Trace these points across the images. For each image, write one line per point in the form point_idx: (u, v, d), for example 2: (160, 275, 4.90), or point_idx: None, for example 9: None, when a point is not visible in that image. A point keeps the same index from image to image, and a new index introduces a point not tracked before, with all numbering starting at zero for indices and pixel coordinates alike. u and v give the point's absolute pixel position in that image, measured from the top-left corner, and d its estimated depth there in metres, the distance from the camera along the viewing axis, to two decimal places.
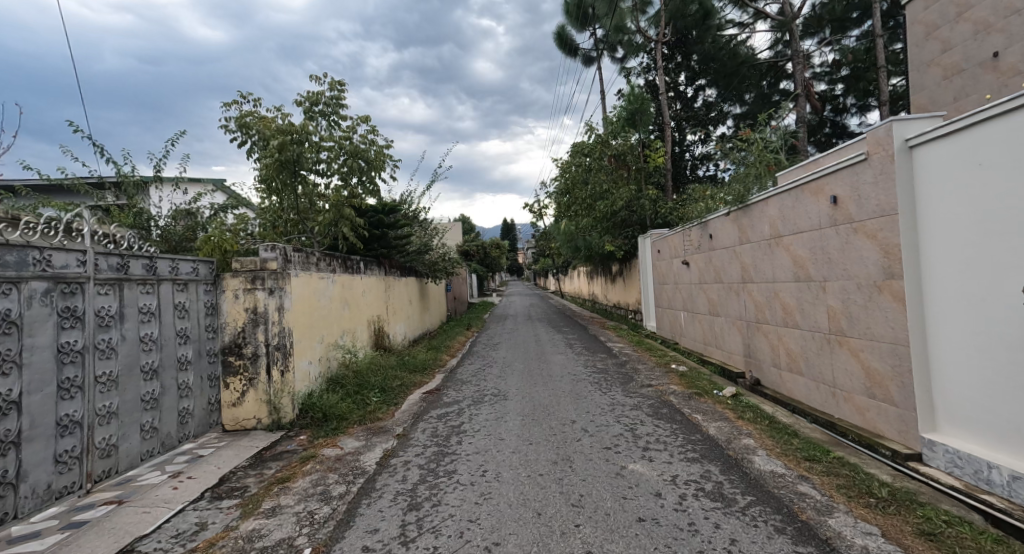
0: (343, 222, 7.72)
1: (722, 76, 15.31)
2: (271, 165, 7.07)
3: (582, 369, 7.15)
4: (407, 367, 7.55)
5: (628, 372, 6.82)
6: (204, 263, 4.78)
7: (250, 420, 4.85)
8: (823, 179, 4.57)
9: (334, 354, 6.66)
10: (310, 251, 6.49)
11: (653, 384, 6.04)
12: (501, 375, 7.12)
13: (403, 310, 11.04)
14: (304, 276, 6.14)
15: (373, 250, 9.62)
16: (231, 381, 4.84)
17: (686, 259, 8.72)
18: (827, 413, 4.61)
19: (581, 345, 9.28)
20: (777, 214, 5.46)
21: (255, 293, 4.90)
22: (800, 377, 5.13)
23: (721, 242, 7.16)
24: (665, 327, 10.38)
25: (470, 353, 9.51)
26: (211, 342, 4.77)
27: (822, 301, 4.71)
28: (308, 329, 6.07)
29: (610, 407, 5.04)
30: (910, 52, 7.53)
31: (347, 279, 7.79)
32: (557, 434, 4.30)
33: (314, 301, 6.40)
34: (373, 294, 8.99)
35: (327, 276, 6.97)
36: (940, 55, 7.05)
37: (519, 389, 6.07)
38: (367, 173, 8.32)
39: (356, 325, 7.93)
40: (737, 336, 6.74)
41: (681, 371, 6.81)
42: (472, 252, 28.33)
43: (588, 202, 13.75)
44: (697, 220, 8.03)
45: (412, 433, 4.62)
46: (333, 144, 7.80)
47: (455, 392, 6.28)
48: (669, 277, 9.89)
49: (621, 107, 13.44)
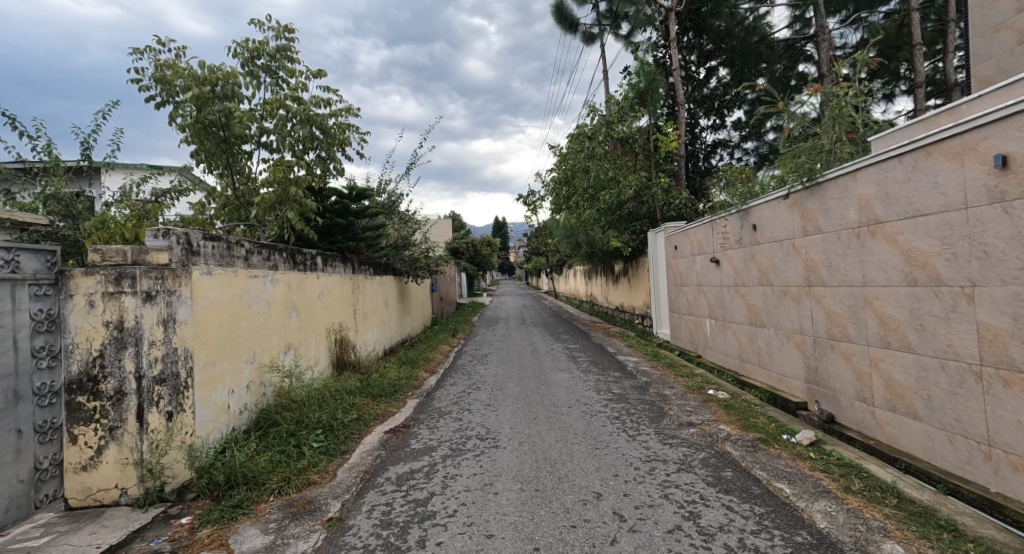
0: (291, 207, 6.12)
1: (737, 56, 13.79)
2: (193, 130, 5.49)
3: (594, 397, 5.60)
4: (370, 391, 5.97)
5: (657, 402, 5.27)
6: (37, 251, 3.17)
7: (110, 492, 3.24)
8: (974, 133, 3.04)
9: (271, 377, 5.11)
10: (237, 239, 4.88)
11: (696, 422, 4.50)
12: (490, 402, 5.55)
13: (377, 314, 9.44)
14: (222, 275, 4.53)
15: (335, 241, 8.04)
16: (81, 432, 3.23)
17: (717, 257, 7.22)
18: (977, 484, 3.09)
19: (588, 359, 7.77)
20: (873, 190, 3.91)
21: (121, 299, 3.30)
22: (911, 422, 3.62)
23: (770, 233, 5.65)
24: (683, 335, 8.88)
25: (452, 368, 7.88)
26: (47, 374, 3.18)
27: (963, 318, 3.19)
28: (224, 348, 4.47)
29: (647, 468, 3.49)
30: (972, 14, 5.93)
31: (296, 278, 6.19)
32: (577, 527, 2.74)
33: (240, 308, 4.81)
34: (334, 295, 7.37)
35: (263, 274, 5.37)
36: (1017, 15, 5.45)
37: (513, 430, 4.49)
38: (324, 147, 6.71)
39: (309, 335, 6.36)
40: (796, 356, 5.22)
41: (723, 400, 5.25)
42: (461, 248, 26.47)
43: (590, 193, 12.21)
44: (735, 208, 6.44)
45: (352, 518, 3.03)
46: (279, 106, 6.19)
47: (425, 431, 4.67)
48: (690, 278, 8.38)
49: (630, 84, 11.94)
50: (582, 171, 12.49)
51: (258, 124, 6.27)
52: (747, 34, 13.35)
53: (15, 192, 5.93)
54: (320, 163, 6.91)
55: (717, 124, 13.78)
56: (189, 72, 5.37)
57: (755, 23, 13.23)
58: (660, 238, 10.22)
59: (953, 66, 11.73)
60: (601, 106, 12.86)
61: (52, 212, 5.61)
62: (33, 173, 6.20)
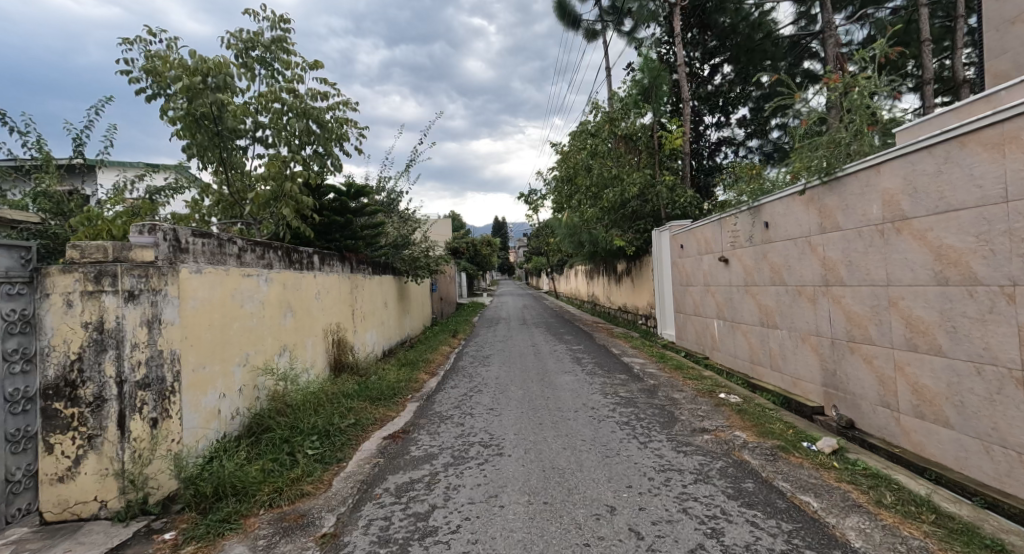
0: (287, 203, 5.89)
1: (742, 53, 13.58)
2: (185, 123, 5.29)
3: (601, 400, 5.39)
4: (369, 394, 5.77)
5: (667, 407, 5.07)
6: (10, 247, 2.98)
7: (88, 505, 3.03)
8: (1016, 122, 2.84)
9: (265, 381, 4.92)
10: (230, 237, 4.68)
11: (710, 428, 4.29)
12: (493, 406, 5.35)
13: (376, 314, 9.24)
14: (212, 274, 4.33)
15: (333, 239, 7.84)
16: (57, 441, 3.02)
17: (726, 256, 7.02)
18: (1017, 497, 2.89)
19: (593, 361, 7.58)
20: (898, 184, 3.70)
21: (100, 298, 3.10)
22: (941, 430, 3.41)
23: (784, 231, 5.44)
24: (689, 336, 8.69)
25: (453, 370, 7.67)
26: (21, 379, 2.98)
27: (1001, 319, 2.99)
28: (213, 350, 4.26)
29: (663, 479, 3.29)
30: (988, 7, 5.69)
31: (292, 277, 5.99)
32: (591, 545, 2.54)
33: (231, 309, 4.62)
34: (331, 295, 7.17)
35: (257, 273, 5.17)
36: None
37: (518, 436, 4.29)
38: (320, 142, 6.49)
39: (305, 337, 6.17)
40: (813, 359, 5.01)
41: (735, 405, 5.05)
42: (461, 248, 26.30)
43: (592, 191, 12.02)
44: (745, 205, 6.24)
45: (348, 534, 2.83)
46: (273, 99, 5.98)
47: (426, 437, 4.46)
48: (697, 277, 8.18)
49: (634, 80, 11.76)
50: (584, 169, 12.30)
51: (253, 118, 6.07)
52: (751, 30, 13.12)
53: (6, 189, 5.76)
54: (317, 159, 6.71)
55: (722, 121, 13.58)
56: (180, 62, 5.17)
57: (761, 19, 12.92)
58: (665, 237, 10.02)
59: (962, 63, 11.51)
60: (604, 103, 12.67)
61: (43, 209, 5.45)
62: (24, 169, 6.02)
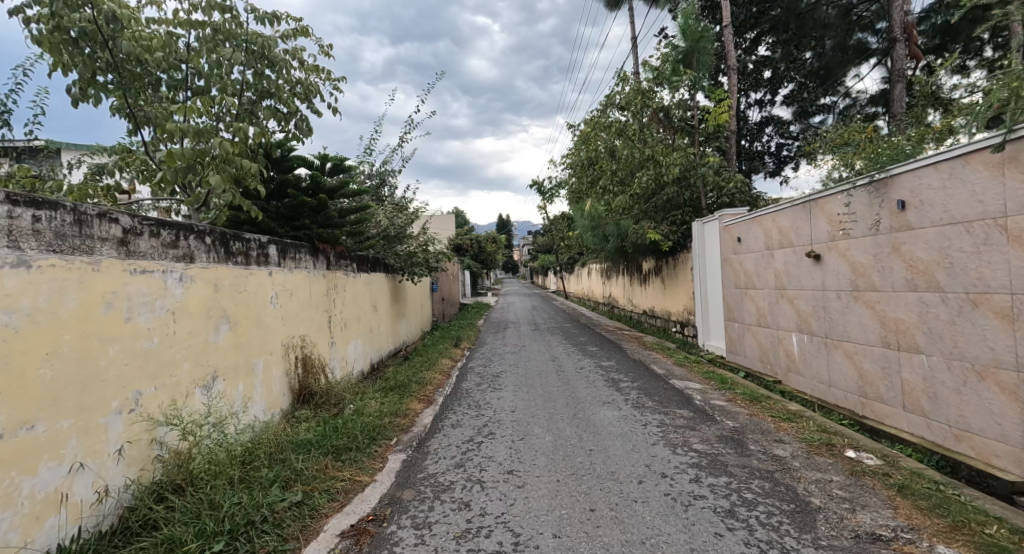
0: (220, 169, 4.15)
1: (787, 23, 11.54)
2: (63, 44, 3.59)
3: (671, 460, 3.68)
4: (334, 442, 4.07)
5: (779, 477, 3.33)
6: None
7: None
8: None
9: (171, 431, 3.26)
10: (106, 211, 2.99)
11: (883, 535, 2.58)
12: (512, 468, 3.65)
13: (361, 320, 7.57)
14: (54, 270, 2.63)
15: (301, 226, 6.15)
16: None
17: (819, 251, 5.27)
18: None
19: (635, 385, 5.91)
20: None
21: None
22: None
23: (942, 212, 3.72)
24: (751, 352, 6.98)
25: (454, 396, 5.96)
26: None
27: None
28: (57, 396, 2.59)
29: None
30: None
31: (231, 274, 4.28)
32: None
33: (109, 325, 2.95)
34: (297, 298, 5.47)
35: (165, 268, 3.47)
36: None
37: (560, 545, 2.60)
38: (276, 92, 4.79)
39: (252, 357, 4.49)
40: (1001, 405, 3.30)
41: (883, 474, 3.32)
42: (465, 244, 24.54)
43: (619, 177, 10.33)
44: (861, 179, 4.49)
45: None
46: (205, 23, 4.29)
47: (409, 539, 2.77)
48: (766, 277, 6.46)
49: (670, 46, 10.04)
50: (608, 152, 10.66)
51: (184, 56, 4.42)
52: None
53: None
54: (276, 117, 5.04)
55: (765, 99, 11.86)
56: None
57: None
58: (713, 228, 8.29)
59: None
60: (634, 75, 11.00)
61: None
62: None
